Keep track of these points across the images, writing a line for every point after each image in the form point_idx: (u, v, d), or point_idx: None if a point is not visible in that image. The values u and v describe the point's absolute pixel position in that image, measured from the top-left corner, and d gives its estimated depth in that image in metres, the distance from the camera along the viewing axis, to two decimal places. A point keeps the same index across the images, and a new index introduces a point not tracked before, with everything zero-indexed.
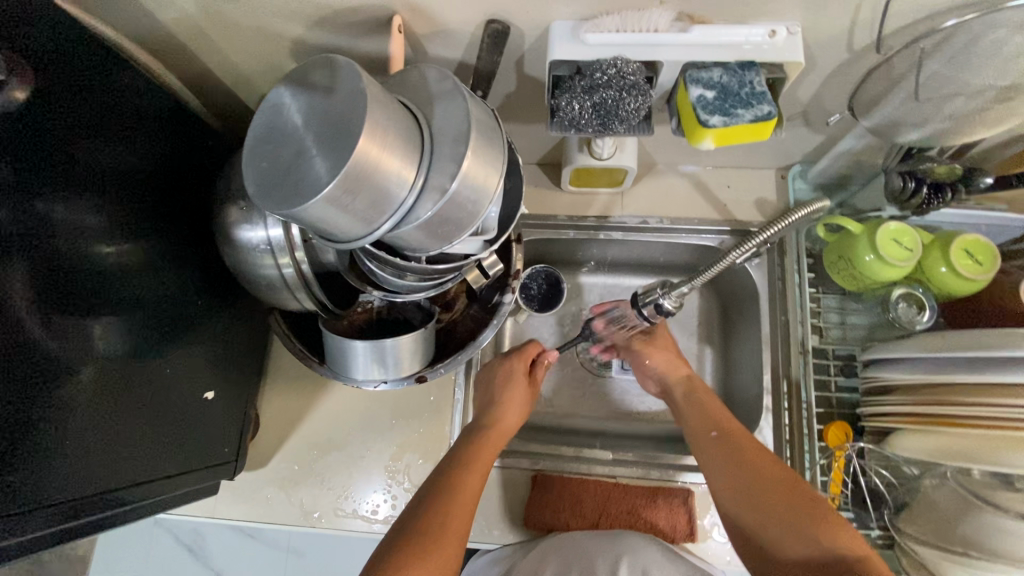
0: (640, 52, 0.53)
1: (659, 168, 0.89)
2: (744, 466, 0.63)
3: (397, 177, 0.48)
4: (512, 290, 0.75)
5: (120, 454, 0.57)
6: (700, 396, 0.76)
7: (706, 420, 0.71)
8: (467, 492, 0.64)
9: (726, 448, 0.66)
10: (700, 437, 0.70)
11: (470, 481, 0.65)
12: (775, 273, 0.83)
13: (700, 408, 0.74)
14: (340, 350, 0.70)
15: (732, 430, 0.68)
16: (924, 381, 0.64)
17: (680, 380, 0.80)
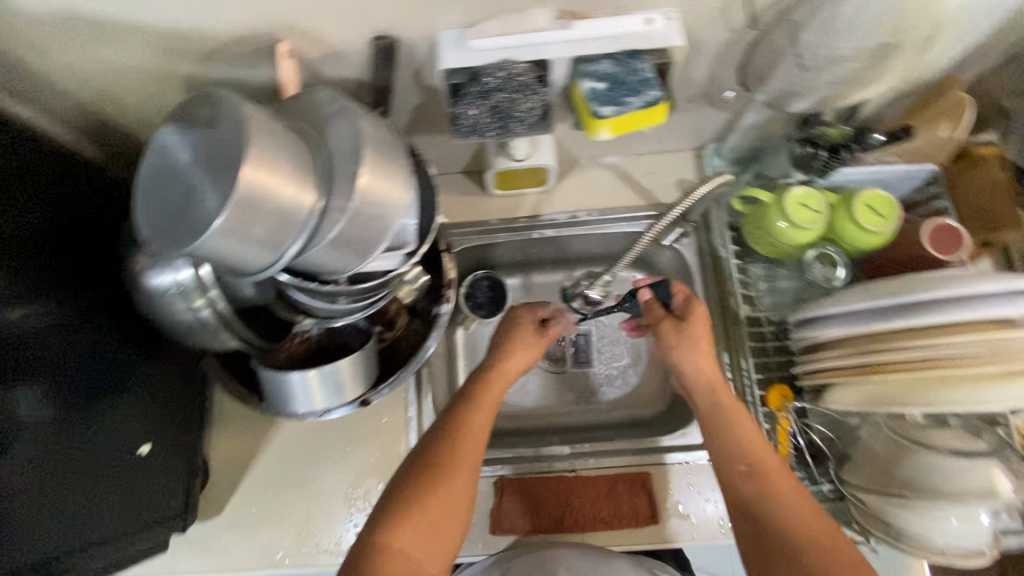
0: (526, 53, 0.54)
1: (582, 162, 0.91)
2: (771, 515, 0.57)
3: (294, 202, 0.47)
4: (447, 300, 0.76)
5: (41, 529, 0.54)
6: (728, 401, 0.65)
7: (730, 439, 0.62)
8: (462, 459, 0.63)
9: (765, 490, 0.58)
10: (728, 460, 0.61)
11: (464, 447, 0.63)
12: (704, 250, 0.86)
13: (727, 418, 0.64)
14: (277, 383, 0.69)
15: (759, 461, 0.60)
16: (851, 332, 0.66)
17: (707, 382, 0.67)
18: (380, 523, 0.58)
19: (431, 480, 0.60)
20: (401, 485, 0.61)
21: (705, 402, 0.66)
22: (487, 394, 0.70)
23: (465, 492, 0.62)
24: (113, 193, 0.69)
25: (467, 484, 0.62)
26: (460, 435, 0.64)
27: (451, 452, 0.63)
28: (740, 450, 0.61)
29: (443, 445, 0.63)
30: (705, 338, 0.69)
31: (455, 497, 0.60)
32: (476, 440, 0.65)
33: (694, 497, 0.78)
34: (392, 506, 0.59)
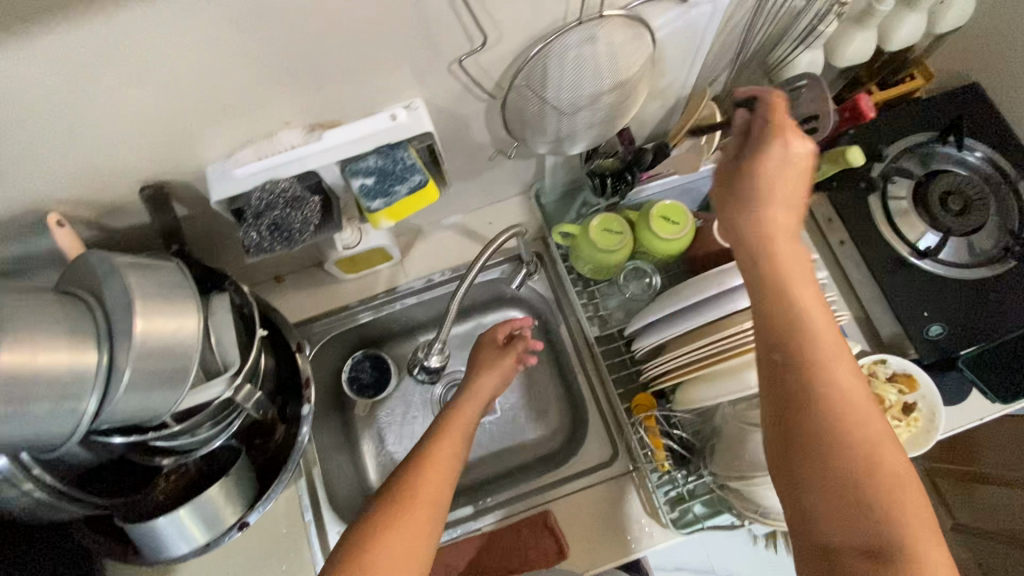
0: (287, 169, 0.58)
1: (425, 229, 0.95)
2: (834, 424, 0.49)
3: (70, 370, 0.49)
4: (308, 397, 0.77)
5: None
6: (799, 291, 0.53)
7: (808, 337, 0.51)
8: (433, 477, 0.61)
9: (830, 393, 0.49)
10: (784, 339, 0.51)
11: (434, 464, 0.62)
12: (555, 283, 0.93)
13: (792, 296, 0.52)
14: (144, 534, 0.67)
15: (796, 340, 0.51)
16: (677, 335, 0.71)
17: (755, 231, 0.55)
18: (347, 553, 0.53)
19: (401, 500, 0.58)
20: (370, 512, 0.58)
21: (768, 295, 0.53)
22: (457, 420, 0.71)
23: (436, 512, 0.59)
24: None
25: (443, 503, 0.60)
26: (432, 457, 0.64)
27: (419, 473, 0.61)
28: (812, 362, 0.50)
29: (410, 467, 0.62)
30: (795, 189, 0.56)
31: (426, 518, 0.57)
32: (447, 461, 0.64)
33: (596, 523, 0.80)
34: (361, 533, 0.55)
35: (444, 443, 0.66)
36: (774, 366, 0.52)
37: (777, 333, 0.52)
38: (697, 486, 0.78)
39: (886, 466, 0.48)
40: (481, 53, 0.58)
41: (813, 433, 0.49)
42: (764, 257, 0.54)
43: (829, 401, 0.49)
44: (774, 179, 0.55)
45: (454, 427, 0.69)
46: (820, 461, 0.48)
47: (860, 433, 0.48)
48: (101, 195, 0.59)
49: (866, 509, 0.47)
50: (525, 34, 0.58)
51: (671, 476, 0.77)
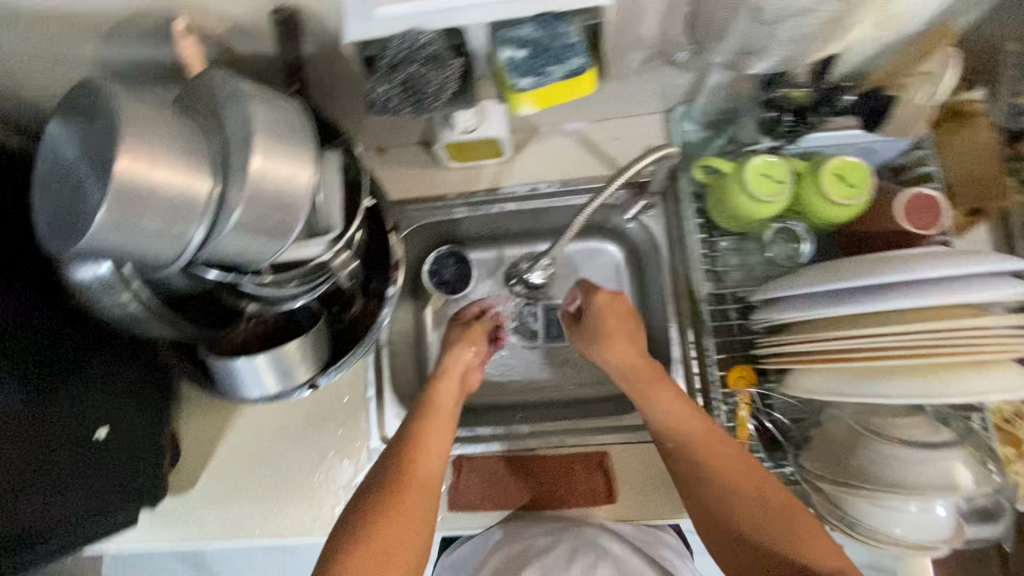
0: (439, 18, 0.49)
1: (543, 130, 0.85)
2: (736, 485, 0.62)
3: (183, 193, 0.46)
4: (395, 281, 0.75)
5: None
6: (648, 390, 0.71)
7: (675, 416, 0.68)
8: (420, 473, 0.67)
9: (720, 461, 0.64)
10: (676, 461, 0.66)
11: (421, 458, 0.68)
12: (671, 222, 0.82)
13: (660, 397, 0.69)
14: (225, 367, 0.69)
15: (744, 483, 0.62)
16: (843, 312, 0.60)
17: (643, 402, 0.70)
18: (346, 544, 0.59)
19: (386, 495, 0.63)
20: (361, 503, 0.63)
21: (664, 414, 0.68)
22: (440, 402, 0.76)
23: (426, 500, 0.65)
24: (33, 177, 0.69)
25: (433, 495, 0.67)
26: (416, 450, 0.69)
27: (409, 468, 0.67)
28: (684, 462, 0.66)
29: (396, 462, 0.67)
30: (625, 327, 0.77)
31: (413, 513, 0.63)
32: (433, 449, 0.70)
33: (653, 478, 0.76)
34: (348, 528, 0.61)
35: (430, 433, 0.71)
36: (675, 457, 0.67)
37: (675, 433, 0.67)
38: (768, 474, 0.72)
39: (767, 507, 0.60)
40: None
41: (733, 526, 0.61)
42: (655, 422, 0.69)
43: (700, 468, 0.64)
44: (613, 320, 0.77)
45: (434, 411, 0.74)
46: (715, 508, 0.63)
47: (749, 488, 0.61)
48: (225, 7, 0.53)
49: (789, 543, 0.58)
50: None
51: (748, 457, 0.71)
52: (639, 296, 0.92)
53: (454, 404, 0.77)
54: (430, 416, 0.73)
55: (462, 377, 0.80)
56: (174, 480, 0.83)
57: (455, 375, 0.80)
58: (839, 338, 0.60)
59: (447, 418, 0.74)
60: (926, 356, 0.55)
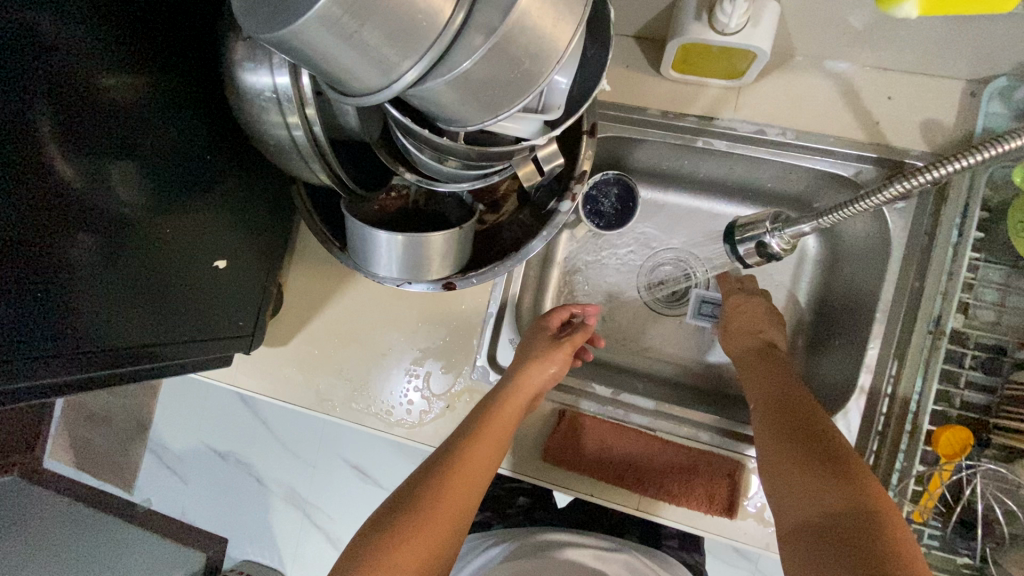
0: None
1: (797, 61, 0.66)
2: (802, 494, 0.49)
3: (426, 4, 0.34)
4: (572, 197, 0.61)
5: (112, 314, 0.54)
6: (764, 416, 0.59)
7: (773, 424, 0.57)
8: (452, 502, 0.58)
9: (807, 444, 0.52)
10: (762, 431, 0.58)
11: (457, 486, 0.59)
12: (921, 224, 0.64)
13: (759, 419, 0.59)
14: (361, 237, 0.59)
15: (786, 447, 0.53)
16: None
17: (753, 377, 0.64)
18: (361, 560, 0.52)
19: (413, 517, 0.55)
20: (387, 521, 0.56)
21: (761, 392, 0.62)
22: (498, 421, 0.64)
23: (450, 533, 0.57)
24: None
25: (458, 531, 0.58)
26: (456, 473, 0.60)
27: (441, 494, 0.58)
28: (769, 431, 0.56)
29: (433, 480, 0.59)
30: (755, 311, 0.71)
31: (453, 510, 0.58)
32: (475, 476, 0.61)
33: None
34: (366, 546, 0.54)
35: (475, 456, 0.61)
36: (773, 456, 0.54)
37: (770, 442, 0.55)
38: (934, 555, 0.59)
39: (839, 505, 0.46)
40: None
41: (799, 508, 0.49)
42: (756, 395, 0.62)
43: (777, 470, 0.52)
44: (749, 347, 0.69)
45: (488, 434, 0.63)
46: (799, 506, 0.49)
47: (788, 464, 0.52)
48: None
49: (870, 535, 0.43)
50: None
51: (921, 530, 0.58)
52: (821, 299, 0.76)
53: (512, 424, 0.66)
54: (481, 439, 0.63)
55: (528, 400, 0.68)
56: (269, 332, 0.79)
57: (522, 396, 0.66)
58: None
59: (499, 446, 0.64)
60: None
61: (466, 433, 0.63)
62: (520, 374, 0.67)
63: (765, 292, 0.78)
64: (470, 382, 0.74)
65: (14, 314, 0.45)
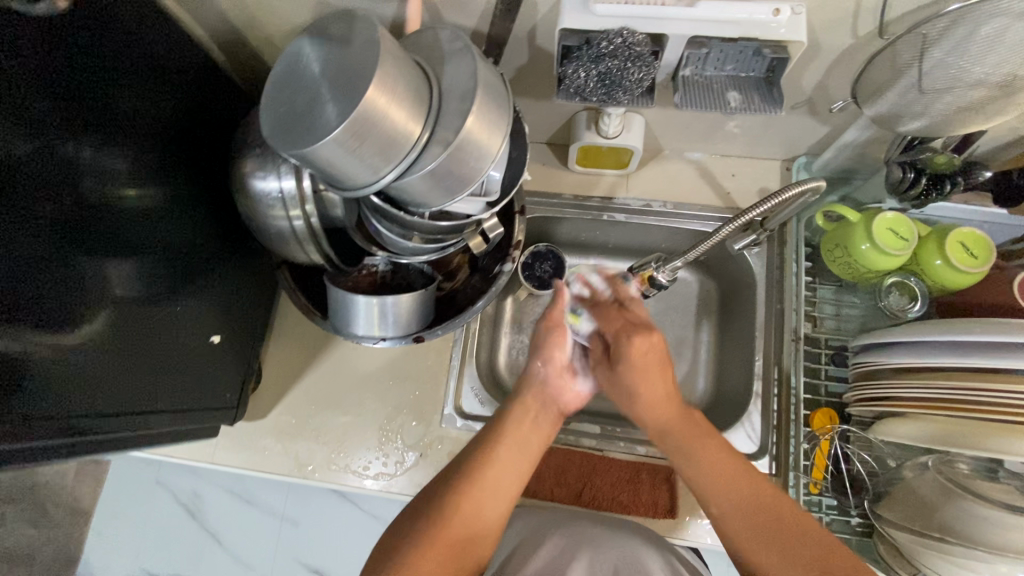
0: (646, 24, 0.55)
1: (665, 154, 0.90)
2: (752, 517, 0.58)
3: (402, 128, 0.52)
4: (512, 259, 0.78)
5: (117, 393, 0.60)
6: (672, 441, 0.67)
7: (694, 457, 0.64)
8: (474, 505, 0.61)
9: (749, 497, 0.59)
10: (702, 486, 0.63)
11: (484, 488, 0.63)
12: (773, 262, 0.85)
13: (692, 448, 0.65)
14: (343, 305, 0.72)
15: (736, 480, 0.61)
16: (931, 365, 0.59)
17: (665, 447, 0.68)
18: (404, 544, 0.57)
19: (449, 508, 0.60)
20: (409, 525, 0.59)
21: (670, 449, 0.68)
22: (521, 426, 0.70)
23: (484, 519, 0.61)
24: (228, 97, 0.75)
25: (479, 539, 0.61)
26: (481, 480, 0.64)
27: (466, 497, 0.62)
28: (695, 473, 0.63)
29: (461, 481, 0.63)
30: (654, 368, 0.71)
31: (478, 511, 0.61)
32: (505, 474, 0.66)
33: None
34: (398, 544, 0.58)
35: (491, 468, 0.65)
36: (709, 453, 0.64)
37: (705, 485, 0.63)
38: (835, 520, 0.72)
39: (745, 492, 0.59)
40: None
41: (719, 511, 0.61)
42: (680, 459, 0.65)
43: (720, 481, 0.61)
44: (643, 340, 0.71)
45: (513, 432, 0.69)
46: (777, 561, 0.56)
47: (750, 491, 0.60)
48: None
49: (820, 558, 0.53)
50: None
51: (821, 500, 0.72)
52: (720, 330, 0.94)
53: (537, 429, 0.72)
54: (505, 445, 0.68)
55: (545, 402, 0.75)
56: (249, 407, 0.86)
57: (534, 403, 0.74)
58: (905, 388, 0.62)
59: (527, 453, 0.69)
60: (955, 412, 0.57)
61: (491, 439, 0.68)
62: (530, 377, 0.76)
63: (679, 329, 0.96)
64: (441, 431, 0.83)
65: (46, 401, 0.52)
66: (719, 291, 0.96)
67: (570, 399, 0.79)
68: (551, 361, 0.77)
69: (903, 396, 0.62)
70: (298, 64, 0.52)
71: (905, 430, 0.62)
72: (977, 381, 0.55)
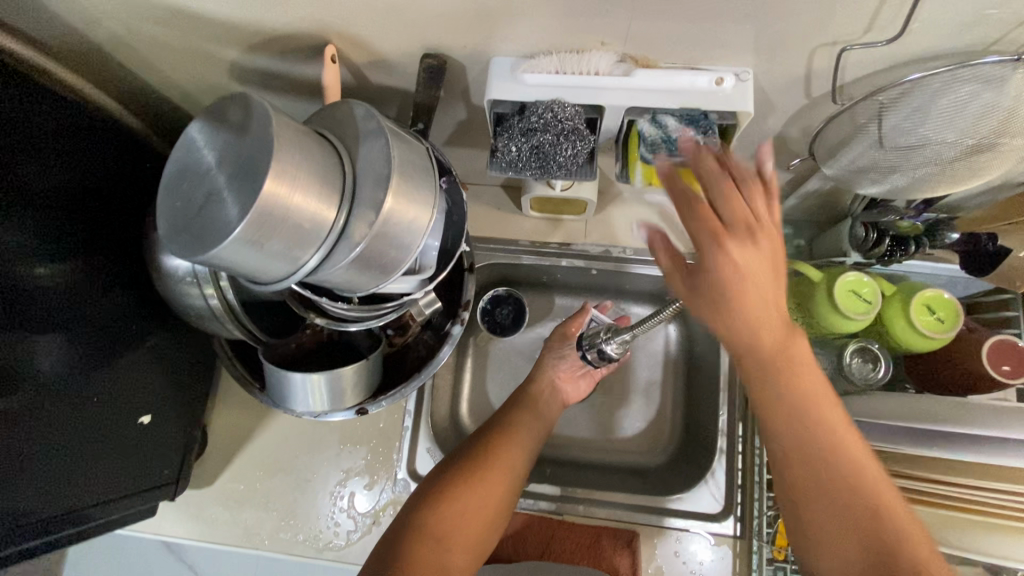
0: (581, 95, 0.51)
1: (625, 195, 0.86)
2: (842, 477, 0.49)
3: (311, 222, 0.47)
4: (462, 320, 0.74)
5: (91, 450, 0.63)
6: (802, 472, 0.50)
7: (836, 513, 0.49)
8: (494, 483, 0.67)
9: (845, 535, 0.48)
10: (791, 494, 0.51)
11: (503, 466, 0.69)
12: None
13: (841, 462, 0.49)
14: (279, 381, 0.67)
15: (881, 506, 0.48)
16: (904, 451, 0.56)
17: (827, 445, 0.49)
18: (428, 517, 0.63)
19: (472, 485, 0.66)
20: (436, 495, 0.65)
21: (792, 439, 0.50)
22: (535, 415, 0.75)
23: (502, 489, 0.68)
24: (149, 161, 0.70)
25: (497, 512, 0.67)
26: (502, 459, 0.69)
27: (489, 475, 0.67)
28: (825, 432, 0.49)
29: (483, 460, 0.68)
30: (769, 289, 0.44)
31: (496, 489, 0.67)
32: (522, 458, 0.71)
33: (677, 562, 0.74)
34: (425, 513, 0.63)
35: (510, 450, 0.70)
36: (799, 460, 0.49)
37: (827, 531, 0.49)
38: None
39: (911, 530, 0.47)
40: (870, 47, 0.47)
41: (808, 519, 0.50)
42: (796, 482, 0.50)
43: (825, 455, 0.49)
44: (770, 242, 0.44)
45: (526, 423, 0.73)
46: None
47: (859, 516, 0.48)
48: (378, 47, 0.54)
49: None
50: (927, 43, 0.46)
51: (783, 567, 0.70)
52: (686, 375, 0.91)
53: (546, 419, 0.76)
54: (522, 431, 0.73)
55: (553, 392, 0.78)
56: (195, 474, 0.82)
57: (545, 392, 0.77)
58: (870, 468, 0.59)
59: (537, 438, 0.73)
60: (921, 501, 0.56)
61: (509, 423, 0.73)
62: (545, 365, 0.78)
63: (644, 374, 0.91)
64: (393, 496, 0.80)
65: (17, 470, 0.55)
66: (684, 335, 0.91)
67: (575, 389, 0.80)
68: (564, 353, 0.80)
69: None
70: (192, 155, 0.48)
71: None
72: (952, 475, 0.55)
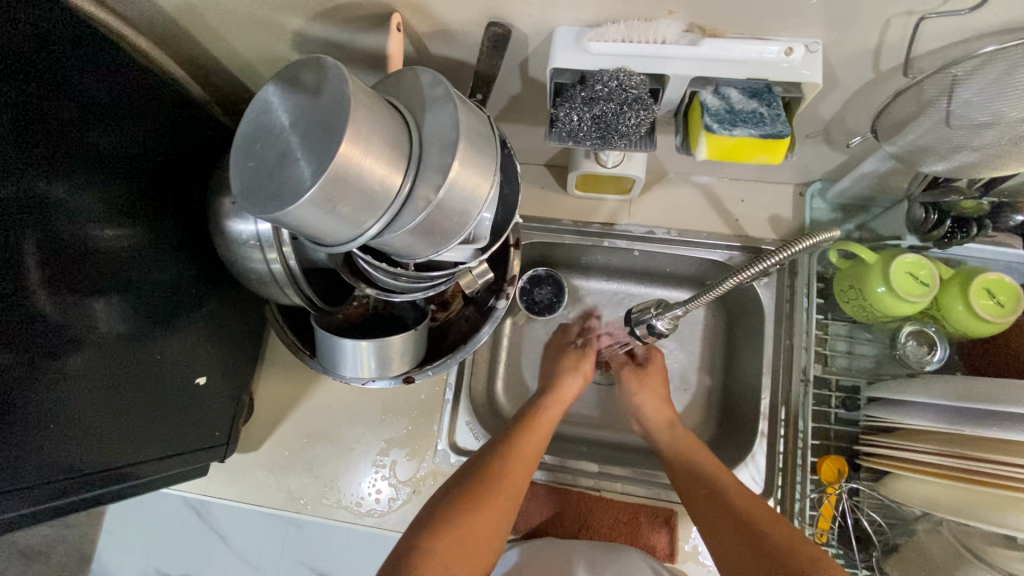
0: (644, 64, 0.51)
1: (670, 177, 0.85)
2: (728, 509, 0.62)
3: (381, 183, 0.47)
4: (507, 295, 0.75)
5: (118, 428, 0.61)
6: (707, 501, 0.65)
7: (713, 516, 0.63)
8: (512, 478, 0.66)
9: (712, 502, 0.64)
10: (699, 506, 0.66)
11: (521, 464, 0.68)
12: (784, 294, 0.80)
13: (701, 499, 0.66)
14: (331, 347, 0.69)
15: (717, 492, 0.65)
16: (962, 433, 0.55)
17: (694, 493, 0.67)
18: (444, 514, 0.61)
19: (491, 480, 0.65)
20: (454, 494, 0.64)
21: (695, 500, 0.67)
22: (546, 415, 0.75)
23: (523, 485, 0.68)
24: (210, 131, 0.72)
25: (519, 506, 0.66)
26: (518, 453, 0.69)
27: (505, 470, 0.67)
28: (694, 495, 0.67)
29: (500, 457, 0.68)
30: None
31: (515, 485, 0.66)
32: (536, 455, 0.70)
33: None
34: (443, 508, 0.62)
35: (526, 445, 0.70)
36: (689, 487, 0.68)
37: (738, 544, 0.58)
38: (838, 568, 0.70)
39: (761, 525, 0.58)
40: (947, 17, 0.46)
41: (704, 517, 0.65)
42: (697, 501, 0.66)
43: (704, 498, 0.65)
44: None
45: (540, 421, 0.74)
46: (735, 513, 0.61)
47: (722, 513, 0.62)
48: (443, 16, 0.55)
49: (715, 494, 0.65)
50: (1010, 14, 0.45)
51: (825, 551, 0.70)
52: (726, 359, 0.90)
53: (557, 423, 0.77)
54: (536, 428, 0.73)
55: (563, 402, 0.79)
56: (241, 440, 0.85)
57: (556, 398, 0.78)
58: (923, 448, 0.58)
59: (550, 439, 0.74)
60: (970, 483, 0.54)
61: (523, 420, 0.73)
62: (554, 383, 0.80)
63: (684, 356, 0.90)
64: (433, 466, 0.82)
65: (35, 442, 0.52)
66: (724, 319, 0.90)
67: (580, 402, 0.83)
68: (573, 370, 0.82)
69: (915, 456, 0.59)
70: (264, 118, 0.49)
71: (923, 495, 0.58)
72: (1002, 452, 0.52)
